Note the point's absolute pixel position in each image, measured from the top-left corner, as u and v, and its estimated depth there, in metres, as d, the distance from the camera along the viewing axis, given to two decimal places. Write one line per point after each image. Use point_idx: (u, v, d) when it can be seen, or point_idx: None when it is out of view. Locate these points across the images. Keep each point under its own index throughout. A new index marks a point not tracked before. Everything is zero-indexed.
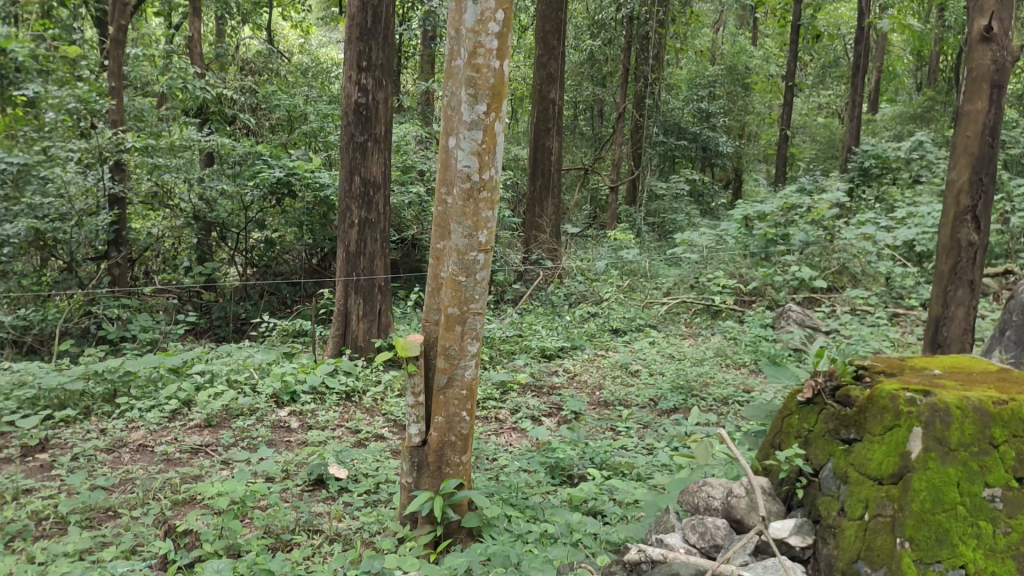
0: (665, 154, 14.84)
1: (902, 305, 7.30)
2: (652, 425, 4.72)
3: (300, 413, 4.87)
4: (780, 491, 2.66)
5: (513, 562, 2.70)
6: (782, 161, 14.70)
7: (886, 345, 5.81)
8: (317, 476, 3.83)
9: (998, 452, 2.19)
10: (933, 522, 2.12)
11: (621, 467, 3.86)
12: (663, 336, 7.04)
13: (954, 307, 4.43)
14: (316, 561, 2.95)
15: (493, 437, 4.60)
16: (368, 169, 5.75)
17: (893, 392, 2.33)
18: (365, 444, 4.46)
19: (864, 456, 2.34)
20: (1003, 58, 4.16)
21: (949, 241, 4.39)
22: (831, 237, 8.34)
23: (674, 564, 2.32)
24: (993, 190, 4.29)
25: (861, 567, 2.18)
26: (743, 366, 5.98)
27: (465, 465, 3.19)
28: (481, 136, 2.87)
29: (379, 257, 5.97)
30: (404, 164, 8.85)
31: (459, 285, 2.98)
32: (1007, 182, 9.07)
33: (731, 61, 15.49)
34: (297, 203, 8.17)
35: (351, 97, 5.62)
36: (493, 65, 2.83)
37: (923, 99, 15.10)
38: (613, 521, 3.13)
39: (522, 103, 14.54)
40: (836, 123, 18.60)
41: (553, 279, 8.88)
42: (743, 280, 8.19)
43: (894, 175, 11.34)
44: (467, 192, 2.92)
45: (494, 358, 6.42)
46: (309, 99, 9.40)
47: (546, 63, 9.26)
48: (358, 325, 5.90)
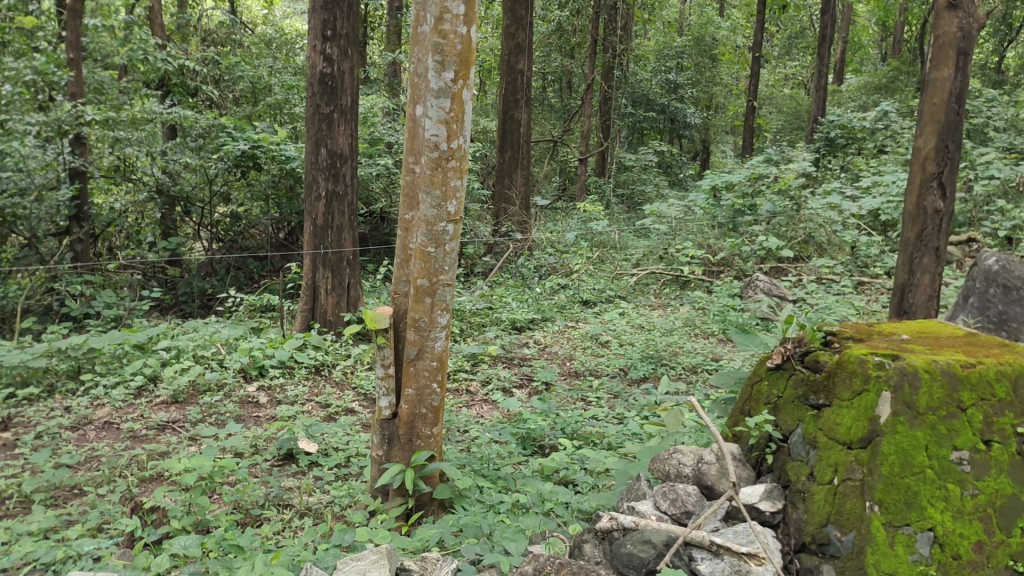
0: (633, 126, 14.77)
1: (866, 274, 7.41)
2: (622, 395, 4.75)
3: (268, 388, 4.83)
4: (750, 456, 2.67)
5: (485, 532, 2.69)
6: (749, 132, 14.73)
7: (852, 312, 5.89)
8: (287, 451, 3.82)
9: (965, 415, 2.23)
10: (902, 484, 2.15)
11: (592, 437, 3.87)
12: (632, 307, 7.06)
13: (920, 275, 4.48)
14: (286, 535, 2.93)
15: (464, 409, 4.60)
16: (335, 141, 5.67)
17: (862, 357, 2.35)
18: (335, 418, 4.44)
19: (833, 421, 2.35)
20: (969, 25, 4.14)
21: (915, 208, 4.43)
22: (798, 207, 8.39)
23: (646, 532, 2.30)
24: (958, 157, 4.31)
25: (830, 531, 2.19)
26: (712, 335, 6.03)
27: (435, 437, 3.19)
28: (448, 104, 2.83)
29: (347, 230, 5.90)
30: (371, 137, 8.72)
31: (428, 255, 2.94)
32: (971, 151, 9.18)
33: (698, 32, 15.40)
34: (263, 176, 8.01)
35: (315, 67, 5.53)
36: (460, 32, 2.77)
37: (887, 69, 15.23)
38: (585, 490, 3.16)
39: (489, 74, 14.43)
40: (802, 94, 18.66)
41: (523, 251, 8.86)
42: (711, 250, 8.24)
43: (859, 145, 11.49)
44: (435, 160, 2.88)
45: (464, 330, 6.41)
46: (274, 71, 9.22)
47: (514, 33, 9.17)
48: (327, 299, 5.83)
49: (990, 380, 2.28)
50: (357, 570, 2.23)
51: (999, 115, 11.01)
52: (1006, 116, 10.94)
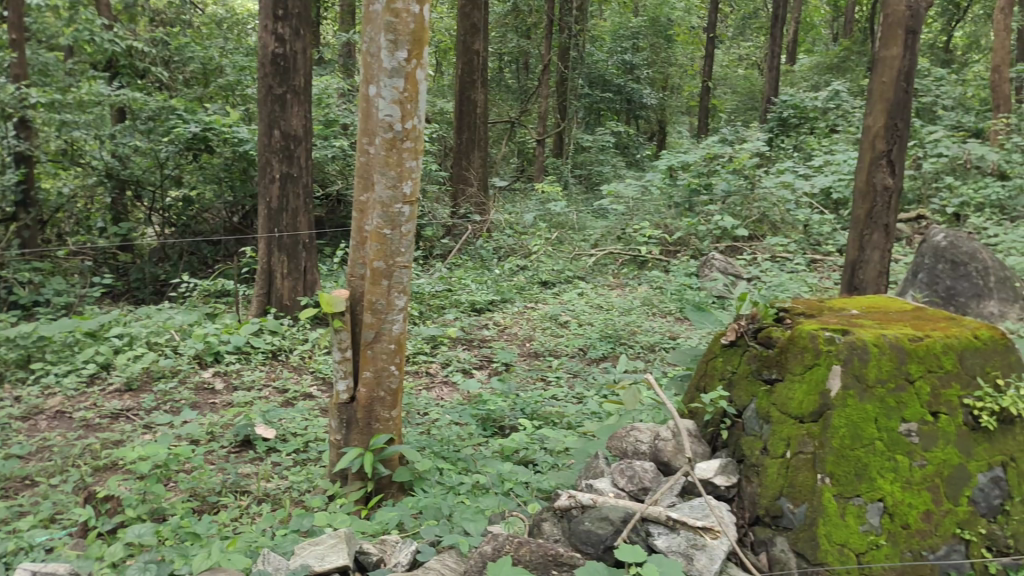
0: (591, 107, 14.72)
1: (819, 251, 7.54)
2: (581, 374, 4.79)
3: (224, 373, 4.77)
4: (705, 432, 2.71)
5: (445, 514, 2.69)
6: (704, 113, 14.84)
7: (805, 289, 5.99)
8: (244, 438, 3.78)
9: (913, 387, 2.28)
10: (852, 456, 2.19)
11: (552, 417, 3.89)
12: (591, 288, 7.08)
13: (870, 251, 4.56)
14: (243, 522, 2.90)
15: (424, 391, 4.59)
16: (288, 123, 5.58)
17: (813, 332, 2.40)
18: (294, 403, 4.41)
19: (786, 396, 2.39)
20: (917, 4, 4.18)
21: (865, 185, 4.49)
22: (752, 185, 8.47)
23: (604, 509, 2.31)
24: (906, 135, 4.38)
25: (784, 504, 2.23)
26: (669, 314, 6.09)
27: (394, 420, 3.17)
28: (402, 84, 2.81)
29: (302, 213, 5.83)
30: (327, 118, 8.59)
31: (384, 238, 2.92)
32: (920, 129, 9.35)
33: (654, 12, 15.44)
34: (215, 159, 7.86)
35: (267, 48, 5.44)
36: (413, 10, 2.74)
37: (839, 49, 15.42)
38: (544, 469, 3.18)
39: (446, 55, 14.35)
40: (755, 75, 18.83)
41: (482, 233, 8.85)
42: (668, 230, 8.31)
43: (812, 125, 11.65)
44: (389, 142, 2.86)
45: (424, 313, 6.38)
46: (225, 52, 9.04)
47: (470, 12, 9.07)
48: (282, 283, 5.76)
49: (937, 353, 2.33)
50: (315, 555, 2.22)
51: (947, 93, 11.23)
52: (954, 95, 11.15)
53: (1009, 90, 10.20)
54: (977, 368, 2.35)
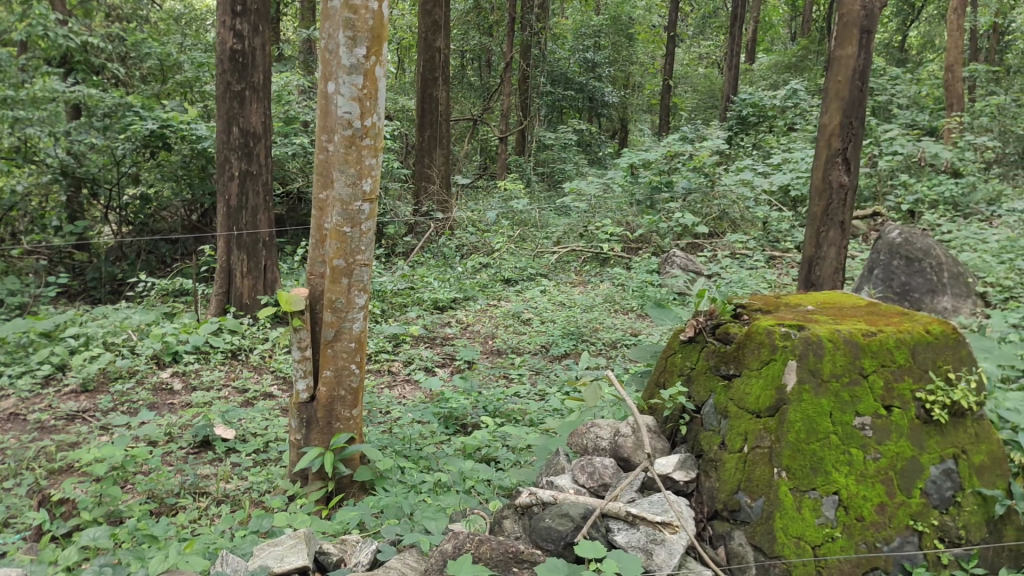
0: (553, 105, 14.73)
1: (777, 248, 7.65)
2: (544, 371, 4.80)
3: (183, 374, 4.71)
4: (665, 428, 2.74)
5: (407, 512, 2.68)
6: (665, 111, 14.95)
7: (763, 285, 6.07)
8: (203, 438, 3.73)
9: (867, 382, 2.31)
10: (808, 451, 2.23)
11: (514, 414, 3.90)
12: (553, 285, 7.10)
13: (826, 248, 4.63)
14: (202, 523, 2.87)
15: (386, 390, 4.57)
16: (247, 120, 5.52)
17: (769, 328, 2.44)
18: (254, 403, 4.36)
19: (743, 391, 2.44)
20: (872, 4, 4.25)
21: (822, 182, 4.56)
22: (712, 182, 8.55)
23: (565, 505, 2.32)
24: (862, 133, 4.46)
25: (741, 498, 2.26)
26: (631, 311, 6.12)
27: (355, 419, 3.16)
28: (361, 81, 2.79)
29: (262, 211, 5.77)
30: (287, 115, 8.50)
31: (343, 236, 2.90)
32: (875, 127, 9.50)
33: (615, 11, 15.51)
34: (173, 157, 7.78)
35: (225, 44, 5.37)
36: (371, 7, 2.72)
37: (797, 48, 15.61)
38: (506, 466, 3.19)
39: (408, 52, 14.29)
40: (715, 74, 19.00)
41: (444, 231, 8.82)
42: (629, 227, 8.36)
43: (770, 123, 11.79)
44: (348, 139, 2.83)
45: (386, 311, 6.35)
46: (183, 48, 8.92)
47: (431, 9, 9.04)
48: (242, 282, 5.70)
49: (890, 348, 2.37)
50: (274, 556, 2.20)
51: (902, 92, 11.43)
52: (908, 93, 11.36)
53: (962, 89, 10.42)
54: (928, 363, 2.40)
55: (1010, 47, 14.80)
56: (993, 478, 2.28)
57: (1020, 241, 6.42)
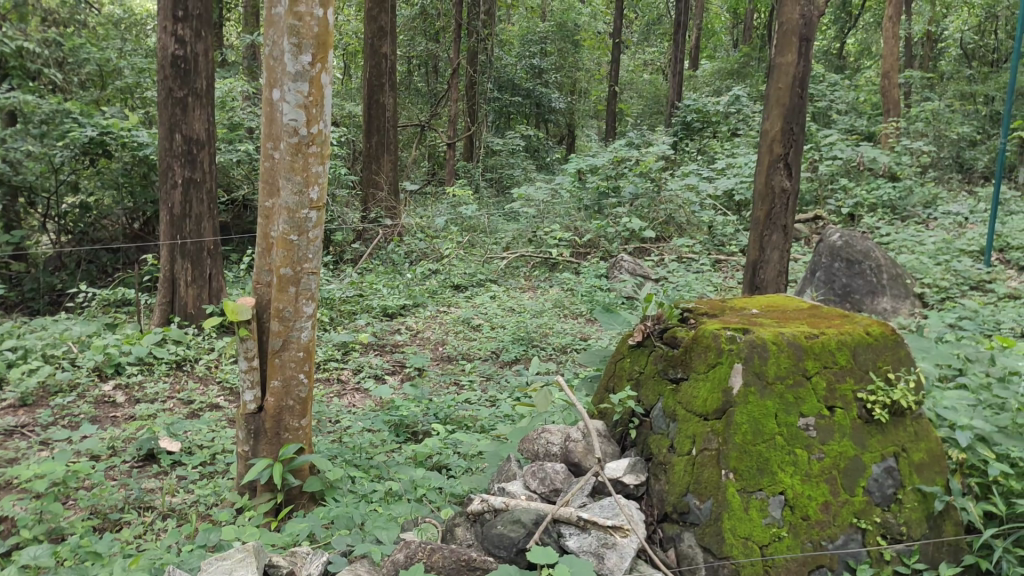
0: (500, 111, 14.74)
1: (722, 252, 7.79)
2: (494, 377, 4.81)
3: (126, 386, 4.60)
4: (614, 432, 2.77)
5: (357, 523, 2.66)
6: (611, 117, 15.07)
7: (709, 289, 6.15)
8: (148, 451, 3.65)
9: (811, 383, 2.36)
10: (754, 452, 2.27)
11: (465, 421, 3.90)
12: (503, 291, 7.10)
13: (770, 251, 4.72)
14: (148, 539, 2.80)
15: (336, 399, 4.53)
16: (190, 126, 5.43)
17: (716, 332, 2.49)
18: (199, 414, 4.29)
19: (691, 394, 2.48)
20: (810, 12, 4.35)
21: (764, 188, 4.64)
22: (658, 188, 8.67)
23: (516, 512, 2.32)
24: (802, 139, 4.55)
25: (690, 500, 2.30)
26: (580, 315, 6.16)
27: (304, 430, 3.12)
28: (307, 88, 2.77)
29: (206, 219, 5.68)
30: (231, 122, 8.37)
31: (290, 244, 2.86)
32: (815, 133, 9.70)
33: (561, 18, 15.63)
34: (113, 164, 7.61)
35: (166, 50, 5.27)
36: (316, 14, 2.71)
37: (738, 55, 15.91)
38: (458, 474, 3.19)
39: (354, 58, 14.21)
40: (660, 80, 19.22)
41: (393, 237, 8.78)
42: (578, 232, 8.42)
43: (714, 129, 11.98)
44: (295, 146, 2.81)
45: (335, 319, 6.28)
46: (123, 54, 8.82)
47: (377, 15, 8.99)
48: (186, 291, 5.60)
49: (832, 349, 2.42)
50: (222, 570, 2.15)
51: (841, 98, 11.72)
52: (847, 99, 11.66)
53: (897, 95, 10.70)
54: (869, 363, 2.45)
55: (942, 54, 15.28)
56: (933, 475, 2.32)
57: (954, 244, 6.62)
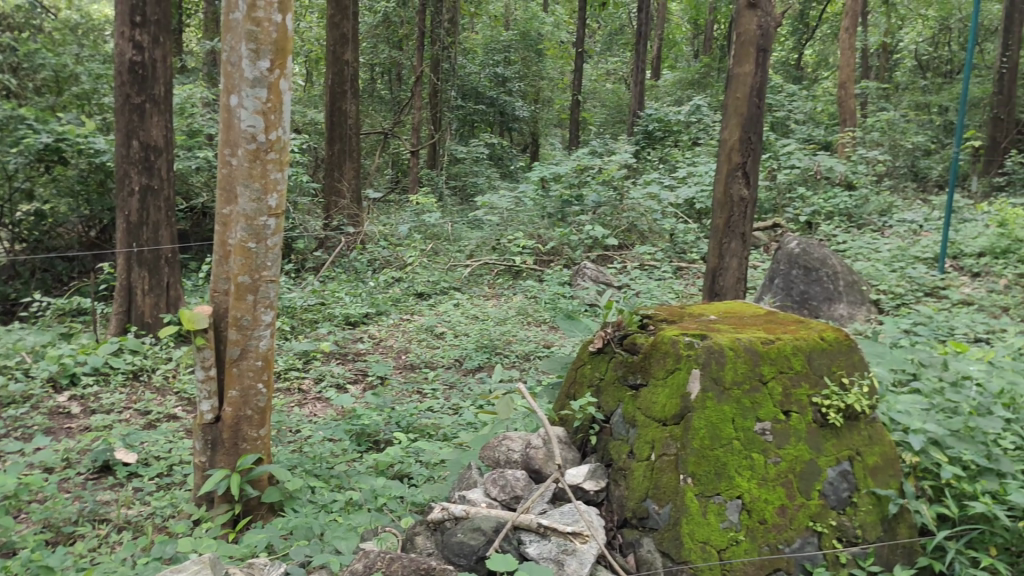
0: (464, 119, 14.72)
1: (684, 260, 7.86)
2: (458, 385, 4.79)
3: (81, 397, 4.51)
4: (575, 439, 2.77)
5: (316, 533, 2.64)
6: (574, 125, 15.13)
7: (671, 296, 6.20)
8: (103, 463, 3.58)
9: (767, 388, 2.39)
10: (712, 456, 2.28)
11: (427, 429, 3.88)
12: (466, 298, 7.09)
13: (729, 259, 4.76)
14: (102, 552, 2.75)
15: (297, 409, 4.48)
16: (147, 133, 5.35)
17: (674, 338, 2.51)
18: (157, 425, 4.23)
19: (650, 400, 2.50)
20: (767, 23, 4.42)
21: (723, 196, 4.69)
22: (621, 196, 8.73)
23: (476, 520, 2.31)
24: (759, 148, 4.61)
25: (649, 505, 2.31)
26: (543, 323, 6.17)
27: (262, 439, 3.08)
28: (265, 94, 2.74)
29: (164, 226, 5.59)
30: (190, 128, 8.26)
31: (248, 252, 2.84)
32: (774, 142, 9.82)
33: (524, 27, 15.67)
34: (70, 171, 7.45)
35: (124, 55, 5.19)
36: (274, 19, 2.69)
37: (699, 65, 16.07)
38: (419, 482, 3.17)
39: (316, 65, 14.13)
40: (622, 89, 19.36)
41: (355, 245, 8.72)
42: (541, 240, 8.43)
43: (675, 138, 12.09)
44: (252, 153, 2.78)
45: (296, 328, 6.22)
46: (80, 59, 8.66)
47: (339, 22, 8.93)
48: (144, 300, 5.51)
49: (787, 355, 2.45)
50: None
51: (799, 108, 11.90)
52: (805, 109, 11.84)
53: (853, 105, 10.87)
54: (824, 368, 2.49)
55: (897, 65, 15.56)
56: (886, 478, 2.36)
57: (909, 251, 6.75)
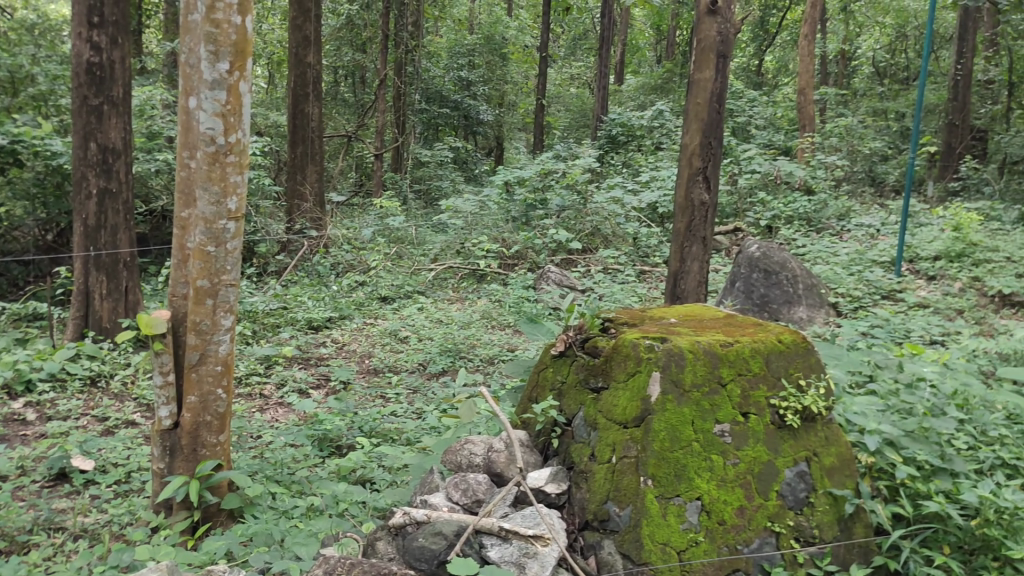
0: (428, 122, 14.70)
1: (647, 263, 7.92)
2: (421, 389, 4.78)
3: (37, 404, 4.42)
4: (537, 442, 2.78)
5: (277, 539, 2.61)
6: (539, 130, 15.17)
7: (634, 299, 6.24)
8: (58, 471, 3.51)
9: (725, 390, 2.42)
10: (672, 458, 2.30)
11: (390, 433, 3.87)
12: (430, 302, 7.08)
13: (690, 262, 4.81)
14: (58, 560, 2.70)
15: (259, 414, 4.44)
16: (105, 135, 5.27)
17: (634, 340, 2.53)
18: (115, 432, 4.16)
19: (611, 403, 2.52)
20: (726, 30, 4.48)
21: (684, 200, 4.73)
22: (584, 200, 8.79)
23: (437, 524, 2.30)
24: (720, 153, 4.66)
25: (610, 507, 2.32)
26: (507, 326, 6.18)
27: (222, 445, 3.05)
28: (224, 96, 2.72)
29: (123, 230, 5.50)
30: (150, 131, 8.14)
31: (207, 255, 2.81)
32: (735, 147, 9.93)
33: (488, 31, 15.69)
34: (25, 173, 7.28)
35: (81, 56, 5.12)
36: (233, 21, 2.67)
37: (662, 71, 16.19)
38: (381, 487, 3.15)
39: (279, 68, 14.01)
40: (586, 94, 19.48)
41: (318, 249, 8.66)
42: (505, 244, 8.44)
43: (638, 142, 12.18)
44: (211, 155, 2.75)
45: (257, 332, 6.16)
46: (36, 59, 8.49)
47: (301, 24, 8.86)
48: (101, 305, 5.42)
49: (745, 357, 2.48)
50: None
51: (759, 114, 12.05)
52: (765, 115, 11.98)
53: (812, 111, 11.02)
54: (781, 370, 2.52)
55: (855, 71, 15.82)
56: (843, 478, 2.40)
57: (867, 255, 6.86)
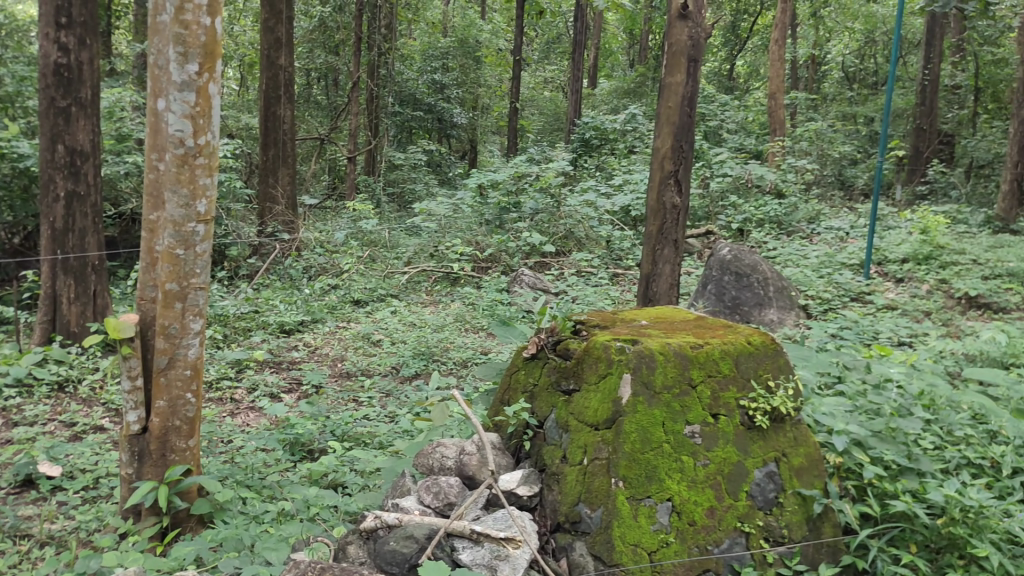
0: (402, 125, 14.67)
1: (620, 266, 7.96)
2: (394, 393, 4.76)
3: (3, 409, 4.35)
4: (509, 444, 2.78)
5: (246, 545, 2.59)
6: (512, 133, 15.19)
7: (607, 302, 6.26)
8: (25, 477, 3.46)
9: (696, 391, 2.43)
10: (643, 460, 2.32)
11: (362, 437, 3.85)
12: (403, 306, 7.06)
13: (662, 265, 4.84)
14: (23, 567, 2.66)
15: (230, 418, 4.40)
16: (73, 137, 5.20)
17: (606, 343, 2.54)
18: (83, 437, 4.11)
19: (582, 405, 2.53)
20: (697, 34, 4.51)
21: (656, 204, 4.76)
22: (558, 204, 8.81)
23: (409, 527, 2.30)
24: (691, 156, 4.68)
25: (582, 509, 2.33)
26: (481, 329, 6.17)
27: (191, 450, 3.02)
28: (193, 98, 2.70)
29: (91, 233, 5.44)
30: (119, 132, 8.04)
31: (176, 258, 2.78)
32: (707, 150, 10.01)
33: (461, 34, 15.67)
34: None
35: (48, 57, 5.04)
36: (203, 22, 2.65)
37: (635, 75, 16.27)
38: (353, 491, 3.14)
39: (251, 70, 13.90)
40: (560, 97, 19.53)
41: (290, 252, 8.60)
42: (479, 247, 8.43)
43: (611, 146, 12.23)
44: (180, 157, 2.72)
45: (228, 336, 6.10)
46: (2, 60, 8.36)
47: (273, 26, 8.80)
48: (69, 309, 5.36)
49: (715, 359, 2.50)
50: None
51: (731, 118, 12.13)
52: (737, 119, 12.08)
53: (783, 115, 11.12)
54: (751, 372, 2.54)
55: (825, 76, 16.00)
56: (812, 478, 2.42)
57: (836, 257, 6.93)
